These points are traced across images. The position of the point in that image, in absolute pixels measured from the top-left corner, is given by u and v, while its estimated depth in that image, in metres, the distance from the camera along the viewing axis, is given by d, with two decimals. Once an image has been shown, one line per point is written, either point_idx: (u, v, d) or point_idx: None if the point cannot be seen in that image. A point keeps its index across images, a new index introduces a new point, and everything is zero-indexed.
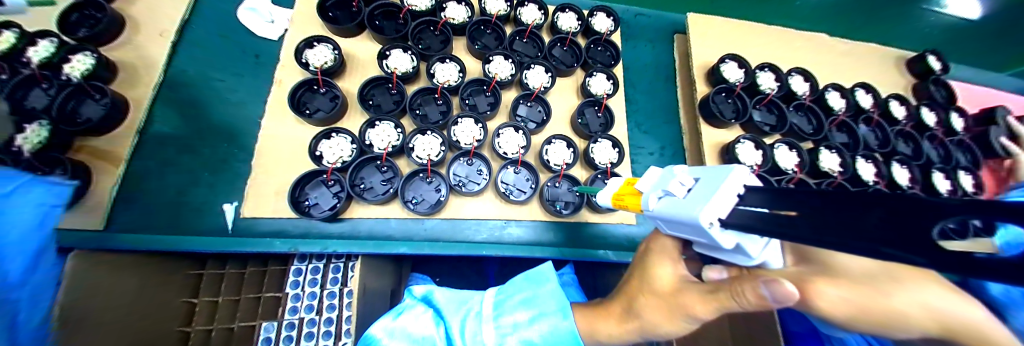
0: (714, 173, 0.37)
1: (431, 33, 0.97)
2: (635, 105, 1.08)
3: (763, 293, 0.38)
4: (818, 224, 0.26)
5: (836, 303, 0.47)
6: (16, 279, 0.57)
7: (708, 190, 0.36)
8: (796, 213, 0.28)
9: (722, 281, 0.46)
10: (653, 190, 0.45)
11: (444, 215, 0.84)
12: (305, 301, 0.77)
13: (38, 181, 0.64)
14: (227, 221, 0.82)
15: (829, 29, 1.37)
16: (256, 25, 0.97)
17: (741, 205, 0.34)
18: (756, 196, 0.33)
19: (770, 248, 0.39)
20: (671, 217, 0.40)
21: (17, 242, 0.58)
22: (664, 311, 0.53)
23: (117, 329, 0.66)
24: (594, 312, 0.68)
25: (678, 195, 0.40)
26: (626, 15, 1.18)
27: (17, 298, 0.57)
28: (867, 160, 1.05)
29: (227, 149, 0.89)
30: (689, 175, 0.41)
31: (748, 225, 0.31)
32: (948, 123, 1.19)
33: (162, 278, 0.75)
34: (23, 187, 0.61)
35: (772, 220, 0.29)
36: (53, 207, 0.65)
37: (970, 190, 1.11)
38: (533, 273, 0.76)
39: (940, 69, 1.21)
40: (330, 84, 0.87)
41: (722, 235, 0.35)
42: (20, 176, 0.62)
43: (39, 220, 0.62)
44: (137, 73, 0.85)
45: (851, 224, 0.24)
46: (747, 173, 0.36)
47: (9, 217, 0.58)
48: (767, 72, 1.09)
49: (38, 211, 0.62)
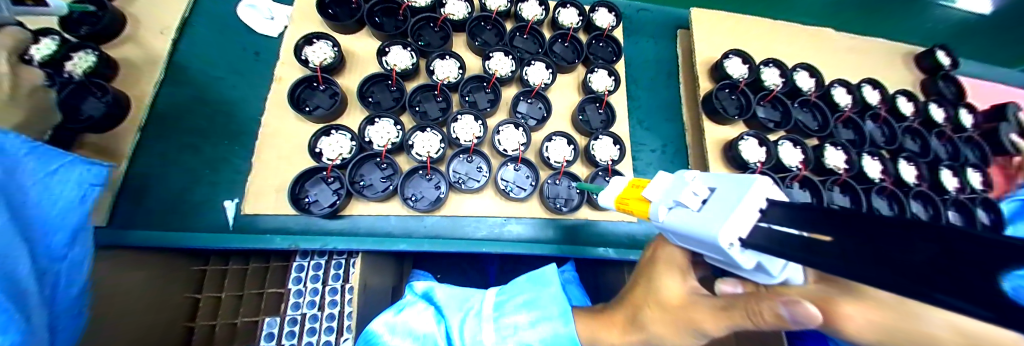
0: (731, 183, 0.36)
1: (430, 29, 0.97)
2: (636, 101, 1.07)
3: (781, 313, 0.37)
4: (853, 255, 0.25)
5: (863, 327, 0.43)
6: (60, 251, 0.51)
7: (727, 204, 0.35)
8: (829, 239, 0.28)
9: (737, 296, 0.45)
10: (664, 200, 0.44)
11: (442, 212, 0.83)
12: (306, 297, 0.77)
13: (79, 160, 0.56)
14: (227, 218, 0.82)
15: (845, 29, 1.38)
16: (256, 23, 0.98)
17: (762, 221, 0.33)
18: (780, 212, 0.32)
19: (791, 269, 0.39)
20: (685, 231, 0.39)
21: (63, 216, 0.52)
22: (669, 323, 0.53)
23: (125, 325, 0.67)
24: (596, 321, 0.67)
25: (692, 207, 0.39)
26: (627, 10, 1.17)
27: (60, 270, 0.51)
28: (873, 157, 1.03)
29: (230, 147, 0.90)
30: (703, 185, 0.40)
31: (769, 245, 0.31)
32: (956, 119, 1.16)
33: (167, 275, 0.76)
34: (69, 165, 0.54)
35: (803, 247, 0.29)
36: (92, 187, 0.57)
37: (979, 188, 1.10)
38: (537, 275, 0.76)
39: (949, 64, 1.18)
40: (329, 81, 0.87)
41: (740, 255, 0.35)
42: (66, 153, 0.54)
43: (83, 198, 0.55)
44: (137, 71, 0.85)
45: (889, 257, 0.23)
46: (770, 184, 0.35)
47: (58, 192, 0.52)
48: (772, 68, 1.08)
49: (80, 190, 0.55)
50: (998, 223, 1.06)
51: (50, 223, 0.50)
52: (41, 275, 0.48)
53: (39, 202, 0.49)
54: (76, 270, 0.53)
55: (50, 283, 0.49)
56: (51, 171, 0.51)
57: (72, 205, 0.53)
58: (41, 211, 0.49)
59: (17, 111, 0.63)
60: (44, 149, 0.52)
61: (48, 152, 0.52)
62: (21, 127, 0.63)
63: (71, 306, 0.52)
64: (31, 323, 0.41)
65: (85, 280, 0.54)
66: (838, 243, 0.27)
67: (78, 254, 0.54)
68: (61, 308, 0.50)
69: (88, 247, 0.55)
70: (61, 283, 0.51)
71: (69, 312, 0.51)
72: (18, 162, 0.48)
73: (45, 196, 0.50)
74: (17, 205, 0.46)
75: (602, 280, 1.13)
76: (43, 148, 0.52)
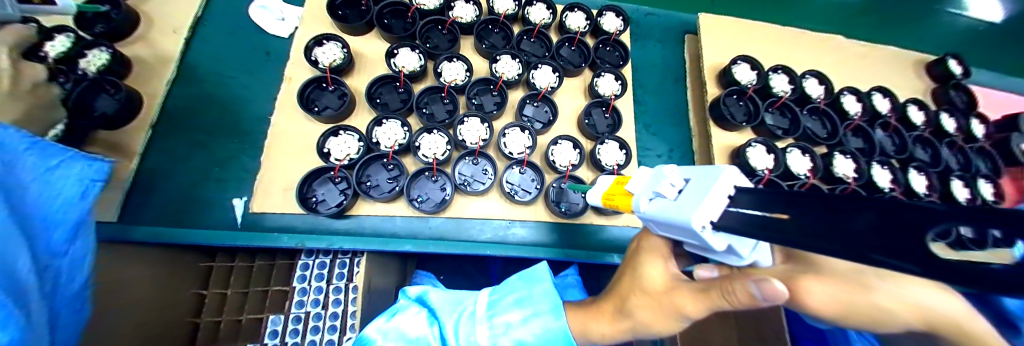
0: (704, 172, 0.36)
1: (438, 32, 0.98)
2: (643, 106, 1.07)
3: (753, 292, 0.37)
4: (810, 230, 0.26)
5: (847, 323, 0.45)
6: (60, 247, 0.52)
7: (700, 192, 0.35)
8: (786, 216, 0.29)
9: (714, 278, 0.45)
10: (644, 192, 0.44)
11: (446, 214, 0.84)
12: (311, 295, 0.78)
13: (80, 156, 0.56)
14: (235, 215, 0.84)
15: (864, 36, 1.33)
16: (267, 23, 0.99)
17: (732, 207, 0.34)
18: (747, 198, 0.33)
19: (760, 250, 0.40)
20: (662, 220, 0.39)
21: (64, 211, 0.52)
22: (654, 308, 0.53)
23: (137, 319, 0.68)
24: (583, 311, 0.68)
25: (669, 197, 0.39)
26: (634, 15, 1.17)
27: (61, 266, 0.51)
28: (883, 166, 1.02)
29: (240, 144, 0.91)
30: (679, 176, 0.40)
31: (739, 227, 0.31)
32: (968, 130, 1.14)
33: (172, 270, 0.77)
34: (69, 160, 0.54)
35: (763, 225, 0.29)
36: (92, 183, 0.57)
37: (990, 199, 1.09)
38: (527, 272, 0.75)
39: (961, 73, 1.17)
40: (337, 82, 0.88)
41: (713, 239, 0.35)
42: (66, 148, 0.55)
43: (83, 194, 0.55)
44: (150, 69, 0.87)
45: (843, 229, 0.24)
46: (738, 173, 0.35)
47: (59, 188, 0.52)
48: (782, 74, 1.07)
49: (81, 186, 0.55)
50: None
51: (50, 217, 0.50)
52: (42, 271, 0.49)
53: (41, 198, 0.50)
54: (78, 265, 0.54)
55: (53, 278, 0.50)
56: (51, 167, 0.52)
57: (72, 201, 0.53)
58: (42, 205, 0.50)
59: (16, 108, 0.59)
60: (45, 144, 0.52)
61: (48, 147, 0.52)
62: (23, 123, 0.61)
63: (72, 301, 0.53)
64: (30, 320, 0.42)
65: (86, 277, 0.55)
66: (798, 220, 0.28)
67: (78, 250, 0.54)
68: (60, 305, 0.50)
69: (88, 243, 0.56)
70: (64, 278, 0.51)
71: (69, 308, 0.52)
72: (18, 158, 0.48)
73: (45, 192, 0.50)
74: (16, 200, 0.46)
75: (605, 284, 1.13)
76: (43, 144, 0.52)
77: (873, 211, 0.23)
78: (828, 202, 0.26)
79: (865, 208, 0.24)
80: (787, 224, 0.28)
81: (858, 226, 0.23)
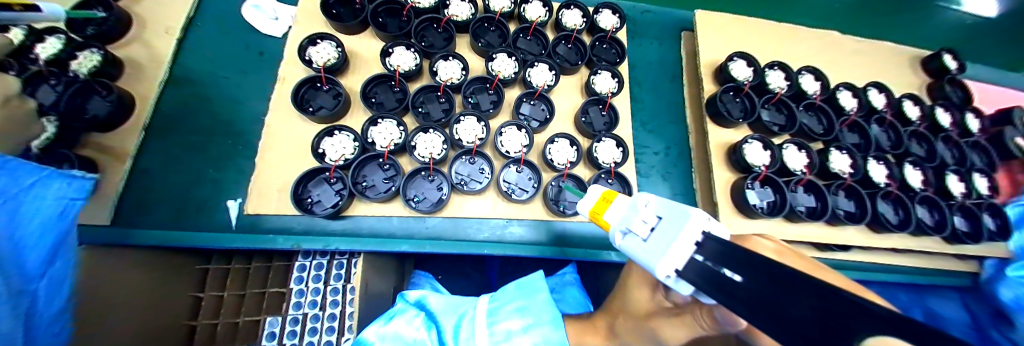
0: (675, 213, 0.36)
1: (433, 30, 0.96)
2: (640, 103, 1.07)
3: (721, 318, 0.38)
4: (753, 298, 0.24)
5: None
6: (36, 269, 0.57)
7: (669, 236, 0.35)
8: (740, 280, 0.27)
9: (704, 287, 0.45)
10: (620, 224, 0.43)
11: (444, 213, 0.83)
12: (308, 297, 0.78)
13: (60, 174, 0.63)
14: (230, 217, 0.83)
15: (862, 34, 1.37)
16: (260, 23, 0.98)
17: (698, 255, 0.33)
18: (713, 248, 0.31)
19: None
20: (633, 258, 0.39)
21: (39, 236, 0.58)
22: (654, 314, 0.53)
23: (135, 327, 0.68)
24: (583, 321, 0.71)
25: (641, 236, 0.39)
26: (631, 12, 1.16)
27: (39, 288, 0.57)
28: (878, 161, 1.02)
29: (234, 145, 0.90)
30: (653, 213, 0.39)
31: (702, 283, 0.30)
32: (963, 124, 1.15)
33: (169, 275, 0.76)
34: (45, 180, 0.60)
35: (719, 286, 0.28)
36: (71, 201, 0.65)
37: (985, 193, 1.09)
38: (526, 282, 0.76)
39: (956, 67, 1.17)
40: (332, 81, 0.87)
41: (679, 285, 0.34)
42: (43, 168, 0.61)
43: (61, 213, 0.62)
44: (140, 70, 0.85)
45: (782, 305, 0.22)
46: (709, 218, 0.34)
47: (34, 212, 0.58)
48: (777, 71, 1.07)
49: (59, 206, 0.62)
50: (1004, 228, 1.06)
51: (25, 244, 0.56)
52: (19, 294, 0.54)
53: (14, 222, 0.55)
54: (58, 284, 0.59)
55: (27, 302, 0.55)
56: (27, 186, 0.57)
57: (51, 221, 0.60)
58: (18, 231, 0.55)
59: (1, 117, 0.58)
60: (18, 165, 0.57)
61: (23, 169, 0.58)
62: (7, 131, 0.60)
63: (56, 320, 0.58)
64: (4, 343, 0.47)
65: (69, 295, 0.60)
66: (747, 285, 0.26)
67: (58, 269, 0.60)
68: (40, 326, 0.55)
69: (67, 263, 0.62)
70: (42, 301, 0.57)
71: (50, 329, 0.57)
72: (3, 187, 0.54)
73: (23, 217, 0.56)
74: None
75: (604, 283, 1.13)
76: (14, 165, 0.56)
77: (814, 293, 0.21)
78: (781, 272, 0.24)
79: (812, 289, 0.21)
80: (739, 289, 0.26)
81: (796, 305, 0.21)
